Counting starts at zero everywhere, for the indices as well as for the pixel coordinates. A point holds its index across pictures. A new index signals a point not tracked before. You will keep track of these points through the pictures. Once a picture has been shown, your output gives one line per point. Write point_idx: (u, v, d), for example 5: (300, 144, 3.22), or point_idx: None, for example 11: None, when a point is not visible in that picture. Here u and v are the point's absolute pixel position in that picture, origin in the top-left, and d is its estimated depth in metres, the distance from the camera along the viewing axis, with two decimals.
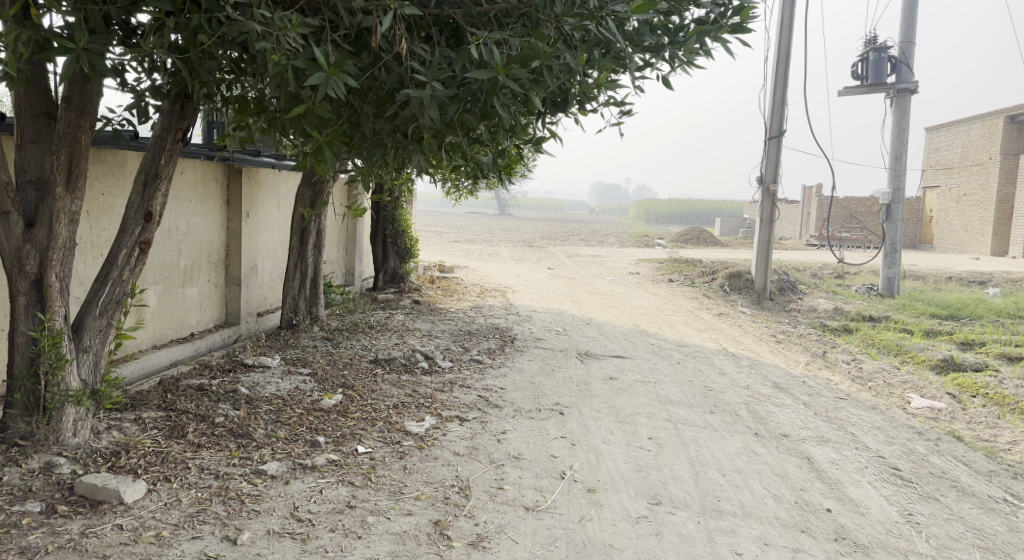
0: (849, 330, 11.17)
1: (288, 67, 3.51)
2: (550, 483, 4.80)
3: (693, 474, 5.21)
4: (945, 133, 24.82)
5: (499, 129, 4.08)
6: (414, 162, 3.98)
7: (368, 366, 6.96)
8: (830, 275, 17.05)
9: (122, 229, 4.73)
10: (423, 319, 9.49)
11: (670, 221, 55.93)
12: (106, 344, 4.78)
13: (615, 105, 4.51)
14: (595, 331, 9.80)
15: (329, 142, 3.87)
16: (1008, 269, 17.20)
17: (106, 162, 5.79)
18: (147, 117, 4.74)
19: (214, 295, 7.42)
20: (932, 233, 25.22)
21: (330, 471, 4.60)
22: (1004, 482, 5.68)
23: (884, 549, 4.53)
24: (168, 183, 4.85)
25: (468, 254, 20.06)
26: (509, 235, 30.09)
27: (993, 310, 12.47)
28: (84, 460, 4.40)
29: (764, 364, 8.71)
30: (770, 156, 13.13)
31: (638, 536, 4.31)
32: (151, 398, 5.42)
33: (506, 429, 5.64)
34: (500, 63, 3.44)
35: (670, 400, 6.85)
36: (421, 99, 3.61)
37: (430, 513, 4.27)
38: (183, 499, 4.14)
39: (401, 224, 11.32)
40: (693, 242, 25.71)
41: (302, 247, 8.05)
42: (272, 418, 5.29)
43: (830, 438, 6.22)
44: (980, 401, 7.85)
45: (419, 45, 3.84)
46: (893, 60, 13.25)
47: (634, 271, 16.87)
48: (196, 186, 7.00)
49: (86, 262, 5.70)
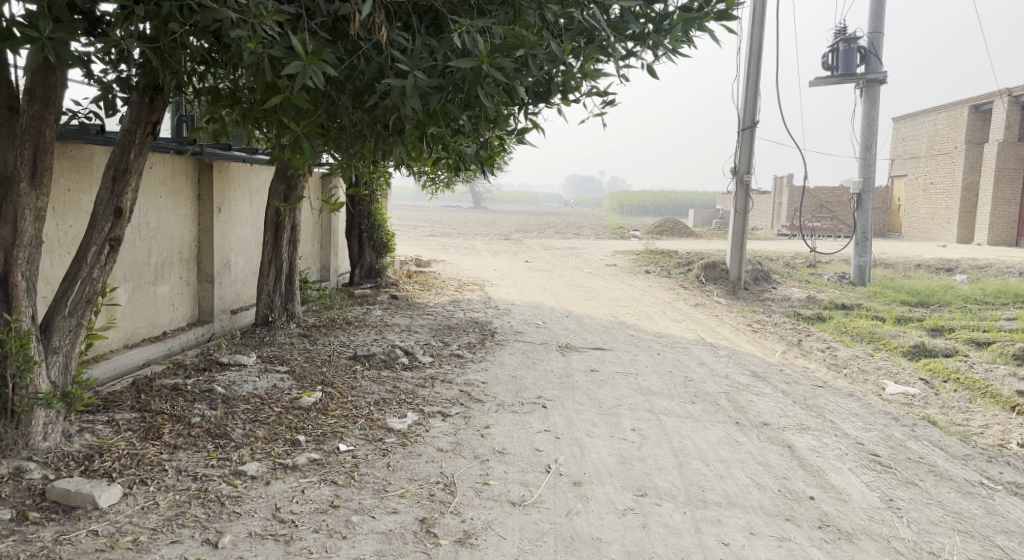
0: (822, 318, 11.26)
1: (265, 57, 3.40)
2: (535, 477, 4.75)
3: (677, 465, 5.19)
4: (911, 123, 25.12)
5: (481, 120, 4.01)
6: (394, 155, 3.90)
7: (348, 363, 6.87)
8: (803, 264, 17.19)
9: (91, 226, 4.59)
10: (401, 314, 9.40)
11: (643, 214, 56.21)
12: (77, 344, 4.63)
13: (598, 94, 4.46)
14: (574, 323, 9.77)
15: (306, 133, 3.77)
16: (975, 256, 17.45)
17: (72, 157, 5.63)
18: (114, 111, 4.61)
19: (186, 293, 7.27)
20: (901, 221, 25.57)
21: (312, 470, 4.51)
22: (979, 465, 5.73)
23: (867, 535, 4.54)
24: (138, 178, 4.71)
25: (445, 248, 19.98)
26: (485, 228, 29.99)
27: (961, 296, 12.63)
28: (56, 464, 4.26)
29: (742, 354, 8.74)
30: (743, 148, 13.18)
31: (626, 529, 4.27)
32: (124, 399, 5.29)
33: (489, 423, 5.58)
34: (484, 52, 3.35)
35: (651, 391, 6.83)
36: (403, 89, 3.53)
37: (415, 511, 4.20)
38: (160, 502, 4.03)
39: (376, 218, 11.20)
40: (667, 233, 25.82)
41: (276, 243, 7.92)
42: (250, 418, 5.18)
43: (810, 425, 6.23)
44: (952, 386, 7.93)
45: (399, 33, 3.74)
46: (862, 51, 13.35)
47: (612, 263, 16.88)
48: (166, 181, 6.85)
49: (53, 260, 5.53)
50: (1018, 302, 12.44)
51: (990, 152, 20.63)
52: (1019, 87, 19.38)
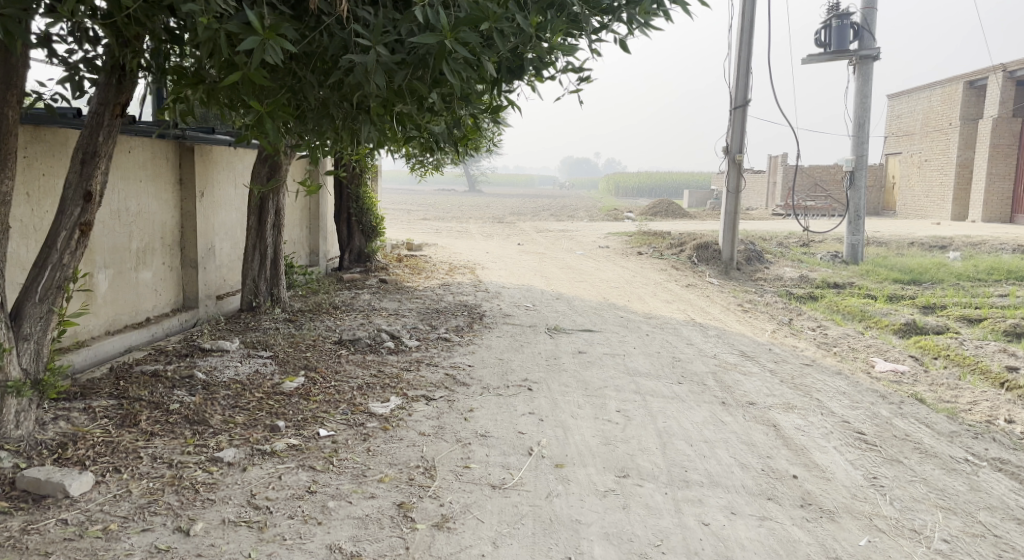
0: (814, 297, 11.24)
1: (220, 32, 3.31)
2: (517, 460, 4.72)
3: (661, 445, 5.16)
4: (905, 100, 24.99)
5: (453, 98, 3.94)
6: (364, 134, 3.83)
7: (333, 347, 6.83)
8: (795, 244, 17.16)
9: (60, 211, 4.52)
10: (390, 298, 9.35)
11: (639, 195, 56.19)
12: (49, 331, 4.56)
13: (572, 71, 4.39)
14: (565, 306, 9.73)
15: (271, 113, 3.68)
16: (968, 233, 17.42)
17: (46, 141, 5.54)
18: (81, 92, 4.55)
19: (169, 278, 7.20)
20: (895, 200, 25.55)
21: (290, 456, 4.47)
22: (965, 442, 5.71)
23: (849, 513, 4.52)
24: (108, 161, 4.64)
25: (438, 232, 19.86)
26: (477, 212, 29.78)
27: (953, 273, 12.61)
28: (28, 453, 4.21)
29: (732, 334, 8.71)
30: (734, 127, 13.11)
31: (606, 510, 4.24)
32: (102, 386, 5.24)
33: (473, 407, 5.55)
34: (447, 26, 3.26)
35: (639, 372, 6.81)
36: (365, 66, 3.44)
37: (393, 495, 4.17)
38: (133, 490, 3.99)
39: (364, 201, 11.12)
40: (661, 214, 25.73)
41: (260, 228, 7.84)
42: (230, 404, 5.13)
43: (796, 404, 6.21)
44: (942, 363, 7.93)
45: (362, 8, 3.65)
46: (855, 27, 13.25)
47: (604, 245, 16.84)
48: (145, 165, 6.76)
49: (26, 245, 5.45)
50: (1010, 279, 12.42)
51: (984, 128, 20.56)
52: (1014, 62, 19.26)
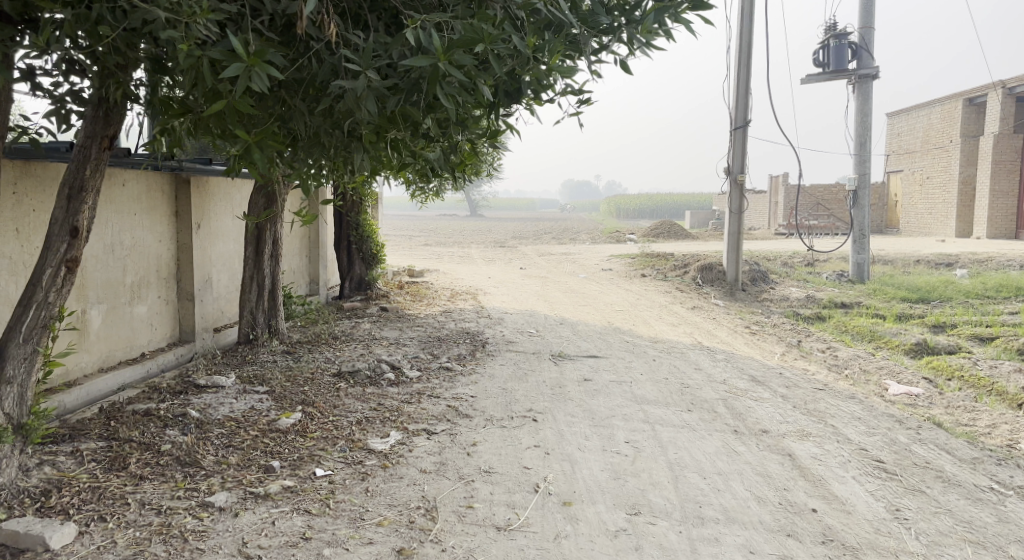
0: (822, 317, 11.02)
1: (202, 58, 3.18)
2: (523, 498, 4.51)
3: (673, 479, 4.95)
4: (904, 118, 24.91)
5: (449, 124, 3.78)
6: (356, 162, 3.69)
7: (331, 380, 6.62)
8: (800, 263, 16.96)
9: (45, 248, 4.37)
10: (391, 327, 9.16)
11: (640, 216, 55.97)
12: (33, 373, 4.39)
13: (573, 94, 4.22)
14: (569, 331, 9.53)
15: (258, 142, 3.54)
16: (975, 250, 17.22)
17: (35, 175, 5.40)
18: (66, 126, 4.42)
19: (164, 312, 7.03)
20: (898, 217, 25.39)
21: (284, 499, 4.27)
22: (989, 469, 5.48)
23: (874, 550, 4.30)
24: (95, 196, 4.50)
25: (438, 258, 19.66)
26: (478, 237, 29.53)
27: (962, 291, 12.39)
28: (9, 502, 4.02)
29: (739, 357, 8.50)
30: (735, 147, 12.97)
31: (618, 552, 4.04)
32: (92, 427, 5.05)
33: (476, 441, 5.34)
34: (440, 49, 3.14)
35: (646, 400, 6.59)
36: (355, 92, 3.31)
37: (392, 540, 3.97)
38: (118, 540, 3.80)
39: (365, 228, 10.96)
40: (664, 235, 25.57)
41: (258, 259, 7.65)
42: (223, 443, 4.94)
43: (810, 432, 5.99)
44: (955, 384, 7.69)
45: (353, 33, 3.55)
46: (853, 47, 13.15)
47: (608, 267, 16.66)
48: (139, 196, 6.63)
49: (16, 283, 5.29)
50: (1020, 296, 12.20)
51: (986, 144, 20.40)
52: (1013, 79, 19.18)
